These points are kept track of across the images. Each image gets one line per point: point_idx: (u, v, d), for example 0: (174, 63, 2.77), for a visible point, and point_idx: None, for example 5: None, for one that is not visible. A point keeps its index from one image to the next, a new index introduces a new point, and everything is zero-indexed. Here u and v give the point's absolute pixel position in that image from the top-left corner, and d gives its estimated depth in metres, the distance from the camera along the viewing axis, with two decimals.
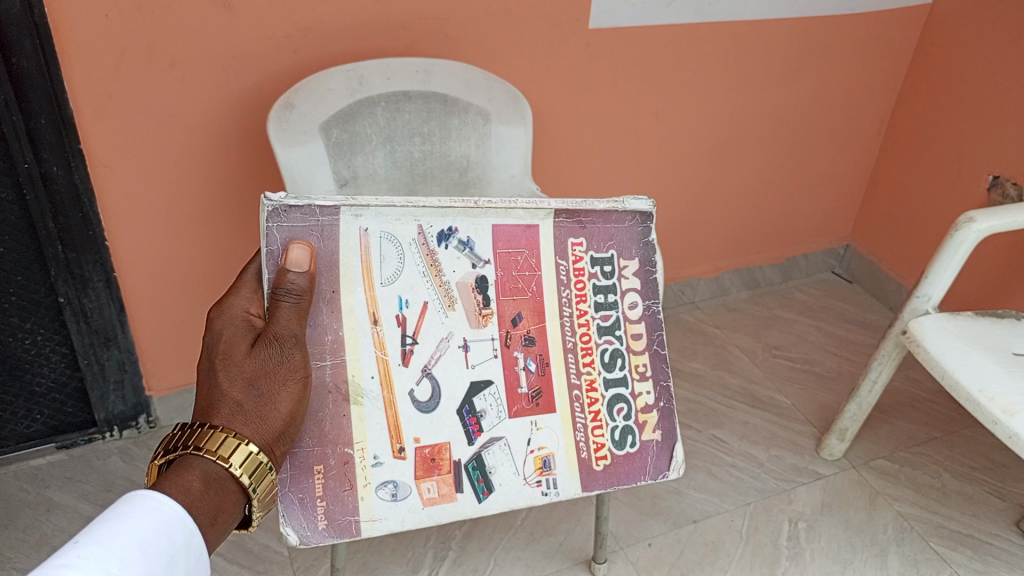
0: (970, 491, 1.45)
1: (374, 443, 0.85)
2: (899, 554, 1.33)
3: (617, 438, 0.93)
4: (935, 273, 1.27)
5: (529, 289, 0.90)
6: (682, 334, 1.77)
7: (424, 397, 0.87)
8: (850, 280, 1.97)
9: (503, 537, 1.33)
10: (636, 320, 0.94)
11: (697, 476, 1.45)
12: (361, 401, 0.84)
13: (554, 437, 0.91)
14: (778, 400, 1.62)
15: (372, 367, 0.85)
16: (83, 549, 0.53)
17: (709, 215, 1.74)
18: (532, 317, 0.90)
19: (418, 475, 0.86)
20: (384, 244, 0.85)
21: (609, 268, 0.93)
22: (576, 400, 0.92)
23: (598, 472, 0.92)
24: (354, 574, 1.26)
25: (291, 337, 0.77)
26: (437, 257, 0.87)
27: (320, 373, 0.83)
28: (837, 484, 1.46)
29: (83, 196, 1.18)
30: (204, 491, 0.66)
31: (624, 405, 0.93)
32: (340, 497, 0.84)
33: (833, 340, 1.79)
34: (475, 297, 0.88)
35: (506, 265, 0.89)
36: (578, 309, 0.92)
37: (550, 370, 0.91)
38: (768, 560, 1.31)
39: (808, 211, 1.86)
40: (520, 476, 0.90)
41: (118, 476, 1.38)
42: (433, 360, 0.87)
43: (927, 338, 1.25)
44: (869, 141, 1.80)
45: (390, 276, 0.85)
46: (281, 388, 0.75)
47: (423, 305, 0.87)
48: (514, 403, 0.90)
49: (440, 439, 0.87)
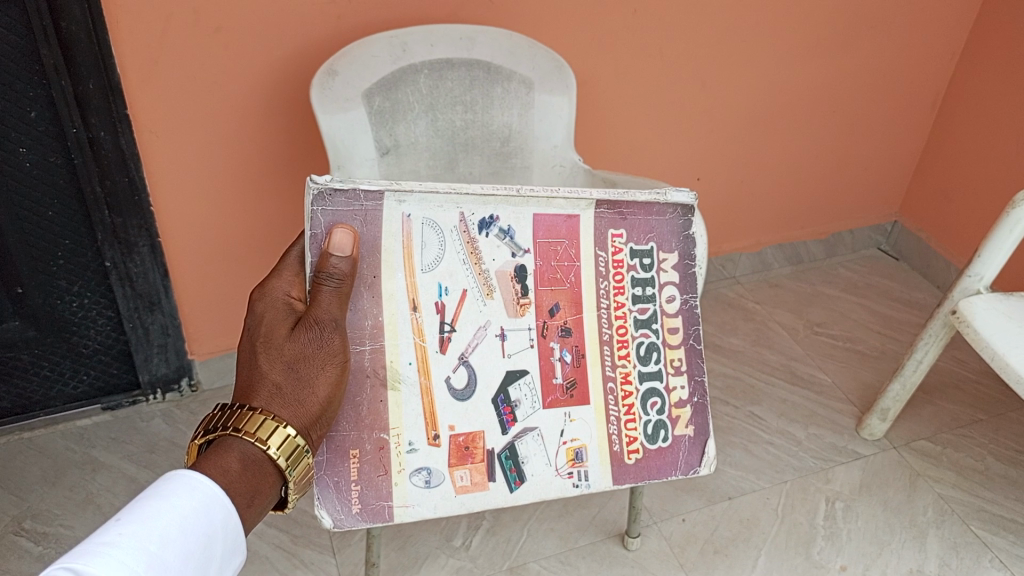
0: (1014, 475, 1.42)
1: (409, 429, 0.85)
2: (938, 536, 1.31)
3: (649, 432, 0.92)
4: (989, 253, 1.23)
5: (567, 280, 0.89)
6: (721, 309, 1.75)
7: (460, 385, 0.87)
8: (897, 258, 1.92)
9: (536, 509, 1.33)
10: (673, 314, 0.93)
11: (734, 453, 1.44)
12: (398, 387, 0.85)
13: (588, 429, 0.90)
14: (818, 378, 1.60)
15: (410, 353, 0.85)
16: (124, 527, 0.56)
17: (753, 188, 1.70)
18: (569, 308, 0.89)
19: (451, 463, 0.86)
20: (426, 229, 0.84)
21: (648, 261, 0.91)
22: (610, 392, 0.91)
23: (630, 466, 0.92)
24: (389, 540, 1.27)
25: (332, 321, 0.78)
26: (478, 245, 0.86)
27: (359, 360, 0.83)
28: (877, 464, 1.43)
29: (129, 160, 1.19)
30: (242, 472, 0.67)
31: (658, 399, 0.92)
32: (374, 482, 0.84)
33: (877, 318, 1.75)
34: (514, 286, 0.88)
35: (545, 255, 0.88)
36: (615, 300, 0.91)
37: (586, 362, 0.90)
38: (804, 539, 1.30)
39: (855, 185, 1.80)
40: (552, 467, 0.90)
41: (160, 437, 1.41)
42: (470, 348, 0.87)
43: (977, 318, 1.21)
44: (923, 114, 1.74)
45: (430, 263, 0.85)
46: (320, 371, 0.76)
47: (462, 292, 0.86)
48: (548, 394, 0.89)
49: (474, 428, 0.87)
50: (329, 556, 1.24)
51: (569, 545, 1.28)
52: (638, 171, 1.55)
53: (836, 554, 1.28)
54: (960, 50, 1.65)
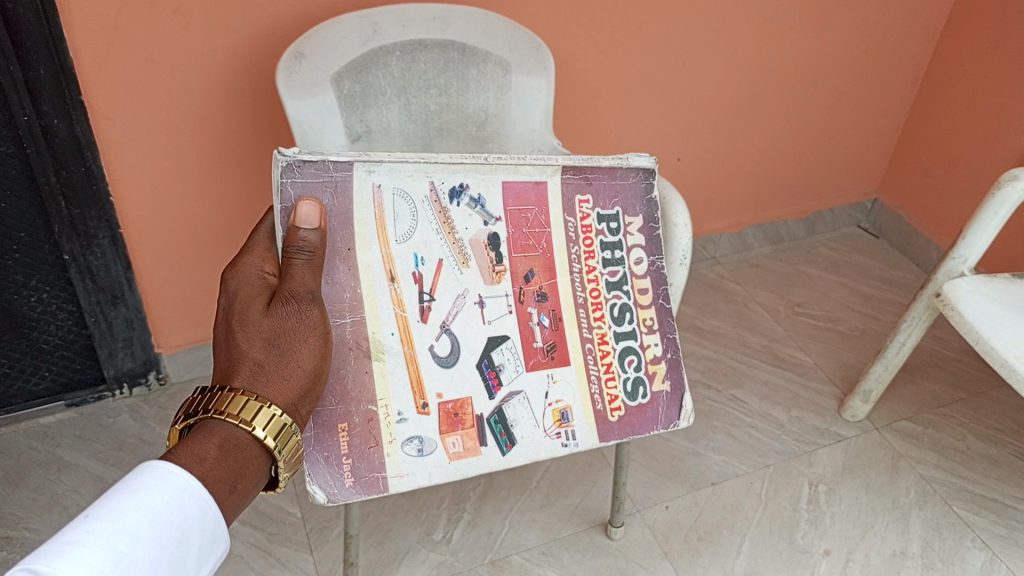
0: (995, 454, 1.42)
1: (397, 399, 0.82)
2: (920, 518, 1.31)
3: (629, 389, 0.90)
4: (973, 235, 1.21)
5: (540, 246, 0.87)
6: (702, 290, 1.72)
7: (444, 352, 0.84)
8: (877, 235, 1.91)
9: (517, 500, 1.31)
10: (642, 275, 0.89)
11: (716, 438, 1.43)
12: (382, 357, 0.82)
13: (571, 390, 0.88)
14: (800, 359, 1.58)
15: (392, 324, 0.82)
16: (91, 524, 0.53)
17: (734, 167, 1.67)
18: (544, 273, 0.87)
19: (441, 430, 0.84)
20: (397, 200, 0.82)
21: (615, 224, 0.88)
22: (589, 353, 0.88)
23: (613, 423, 0.89)
24: (367, 536, 1.25)
25: (309, 295, 0.75)
26: (450, 214, 0.83)
27: (340, 332, 0.80)
28: (859, 446, 1.42)
29: (86, 148, 1.13)
30: (223, 458, 0.64)
31: (634, 357, 0.90)
32: (366, 454, 0.81)
33: (858, 297, 1.73)
34: (489, 254, 0.85)
35: (517, 222, 0.86)
36: (586, 264, 0.88)
37: (563, 326, 0.88)
38: (788, 524, 1.30)
39: (837, 162, 1.78)
40: (540, 429, 0.87)
41: (128, 434, 1.37)
42: (451, 316, 0.84)
43: (962, 302, 1.19)
44: (905, 89, 1.71)
45: (404, 233, 0.82)
46: (301, 344, 0.73)
47: (438, 262, 0.84)
48: (530, 357, 0.87)
49: (462, 394, 0.85)
50: (306, 554, 1.21)
51: (551, 536, 1.26)
52: (618, 153, 1.51)
53: (820, 539, 1.28)
54: (942, 25, 1.62)
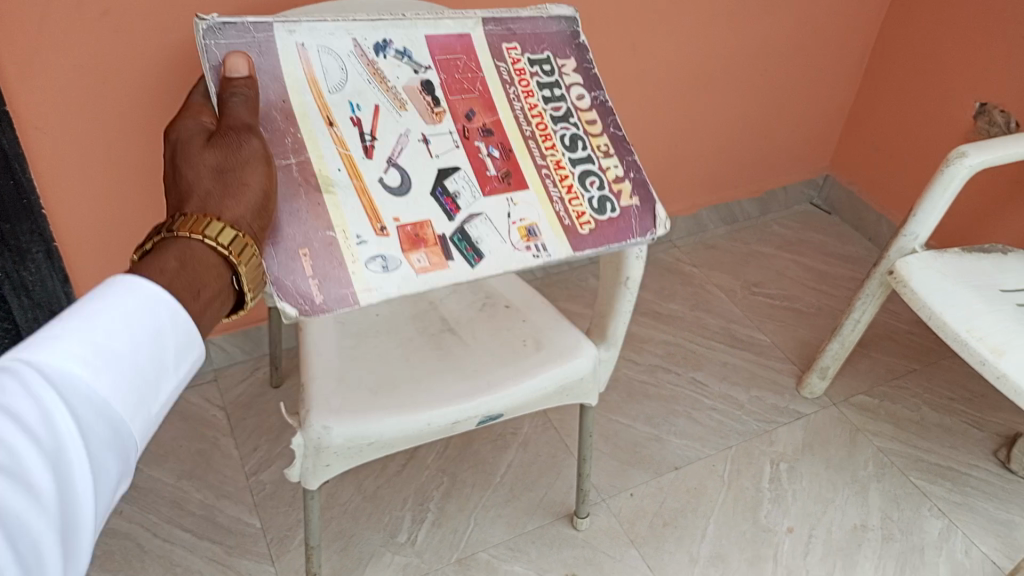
0: (949, 423, 1.44)
1: (354, 224, 0.75)
2: (879, 490, 1.33)
3: (595, 206, 0.84)
4: (923, 211, 1.23)
5: (475, 88, 0.85)
6: (658, 274, 1.72)
7: (396, 183, 0.78)
8: (829, 210, 1.92)
9: (482, 496, 1.30)
10: (587, 109, 0.88)
11: (678, 422, 1.43)
12: (332, 191, 0.75)
13: (534, 209, 0.82)
14: (758, 339, 1.59)
15: (337, 161, 0.77)
16: (65, 326, 0.48)
17: (686, 149, 1.66)
18: (485, 111, 0.84)
19: (404, 249, 0.76)
20: (323, 56, 0.80)
21: (548, 68, 0.88)
22: (547, 176, 0.83)
23: (586, 235, 0.82)
24: (330, 542, 1.22)
25: (244, 128, 0.70)
26: (378, 67, 0.82)
27: (285, 169, 0.75)
28: (818, 422, 1.44)
29: (14, 159, 1.06)
30: (181, 268, 0.58)
31: (595, 178, 0.85)
32: (334, 274, 0.73)
33: (812, 274, 1.75)
34: (425, 99, 0.82)
35: (447, 69, 0.84)
36: (527, 102, 0.86)
37: (515, 155, 0.83)
38: (750, 504, 1.30)
39: (787, 140, 1.79)
40: (509, 245, 0.79)
41: None
42: (397, 152, 0.79)
43: (914, 278, 1.20)
44: (852, 66, 1.72)
45: (336, 83, 0.80)
46: (249, 165, 0.68)
47: (375, 107, 0.80)
48: (485, 183, 0.81)
49: (421, 216, 0.77)
50: (268, 565, 1.19)
51: (517, 531, 1.25)
52: None
53: (782, 517, 1.29)
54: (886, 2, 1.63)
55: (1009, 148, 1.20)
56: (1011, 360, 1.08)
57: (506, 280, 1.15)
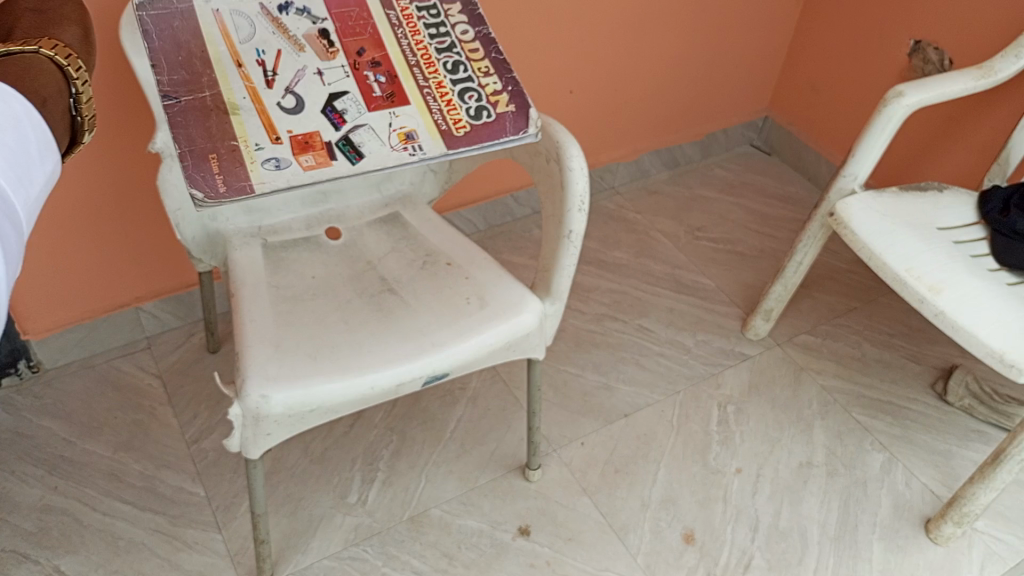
0: (888, 358, 1.48)
1: (253, 135, 0.80)
2: (823, 427, 1.35)
3: (472, 113, 0.84)
4: (863, 150, 1.23)
5: (367, 31, 0.89)
6: (603, 222, 1.71)
7: (291, 106, 0.83)
8: (770, 152, 1.92)
9: (432, 452, 1.29)
10: (471, 41, 0.90)
11: (627, 369, 1.43)
12: (237, 112, 0.82)
13: (414, 118, 0.83)
14: (702, 283, 1.60)
15: (242, 91, 0.83)
16: None
17: (627, 94, 1.64)
18: (375, 48, 0.88)
19: (295, 153, 0.79)
20: (235, 16, 0.89)
21: (434, 11, 0.92)
22: (427, 94, 0.85)
23: (461, 135, 0.82)
24: (277, 507, 1.20)
25: (75, 3, 0.69)
26: (282, 20, 0.89)
27: (200, 101, 0.82)
28: (763, 364, 1.46)
29: None
30: (20, 75, 0.57)
31: (474, 92, 0.86)
32: (235, 171, 0.77)
33: (754, 217, 1.75)
34: (321, 42, 0.88)
35: (342, 18, 0.90)
36: (414, 39, 0.90)
37: (400, 79, 0.86)
38: (699, 447, 1.32)
39: (727, 83, 1.77)
40: (387, 146, 0.81)
41: (3, 428, 1.26)
42: (294, 82, 0.85)
43: (854, 220, 1.21)
44: (789, 7, 1.71)
45: (245, 36, 0.87)
46: (65, 24, 0.66)
47: (277, 51, 0.87)
48: (370, 102, 0.84)
49: (311, 129, 0.81)
50: (215, 533, 1.16)
51: (469, 485, 1.24)
52: None
53: (731, 458, 1.30)
54: None
55: (946, 86, 1.21)
56: (948, 299, 1.10)
57: (445, 235, 1.12)
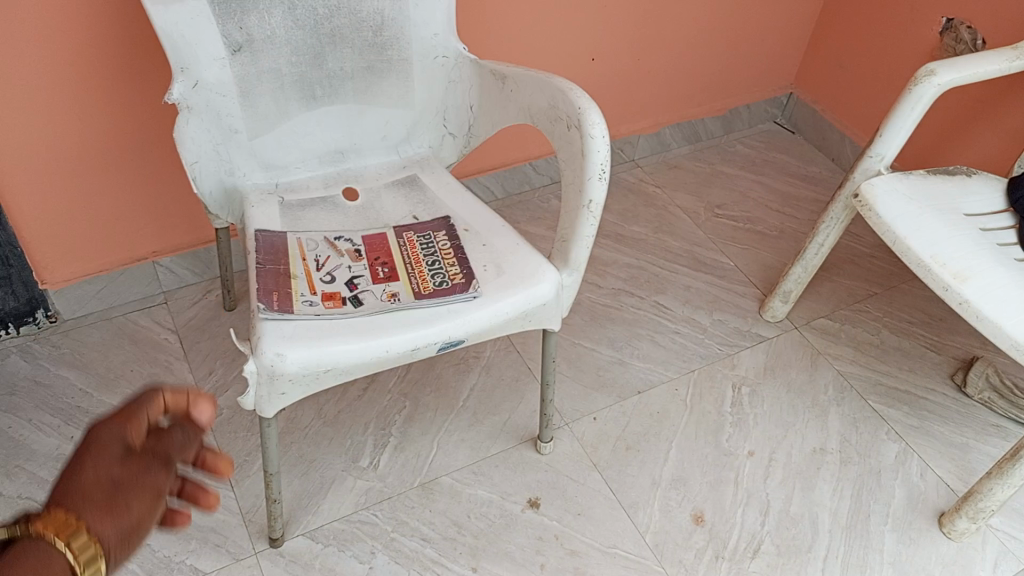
0: (907, 346, 1.46)
1: (300, 287, 0.94)
2: (839, 413, 1.35)
3: (437, 284, 0.96)
4: (889, 131, 1.20)
5: (383, 244, 1.01)
6: (623, 196, 1.69)
7: (327, 281, 0.95)
8: (794, 131, 1.89)
9: (445, 420, 1.29)
10: (453, 248, 1.01)
11: (641, 345, 1.42)
12: (296, 276, 0.95)
13: (397, 284, 0.96)
14: (721, 262, 1.58)
15: (298, 267, 0.97)
16: None
17: (651, 64, 1.61)
18: (388, 254, 1.00)
19: (323, 301, 0.92)
20: (305, 237, 1.01)
21: (432, 235, 1.03)
22: (411, 271, 0.98)
23: (426, 296, 0.94)
24: (289, 468, 1.20)
25: (165, 458, 0.56)
26: (338, 245, 1.01)
27: (274, 267, 0.96)
28: (779, 346, 1.45)
29: None
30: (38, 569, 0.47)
31: (441, 272, 0.97)
32: (287, 305, 0.91)
33: (777, 197, 1.73)
34: (351, 246, 1.01)
35: (375, 244, 1.02)
36: (411, 246, 1.01)
37: (398, 270, 0.98)
38: (712, 427, 1.31)
39: (753, 57, 1.74)
40: (374, 300, 0.93)
41: (20, 377, 1.27)
42: (334, 267, 0.97)
43: (879, 202, 1.19)
44: None
45: (311, 244, 1.01)
46: (125, 508, 0.52)
47: (327, 255, 0.99)
48: (374, 278, 0.96)
49: (336, 290, 0.94)
50: (227, 491, 1.16)
51: (481, 454, 1.25)
52: (528, 51, 1.43)
53: (743, 440, 1.30)
54: None
55: (980, 66, 1.17)
56: (973, 287, 1.08)
57: (462, 200, 1.09)
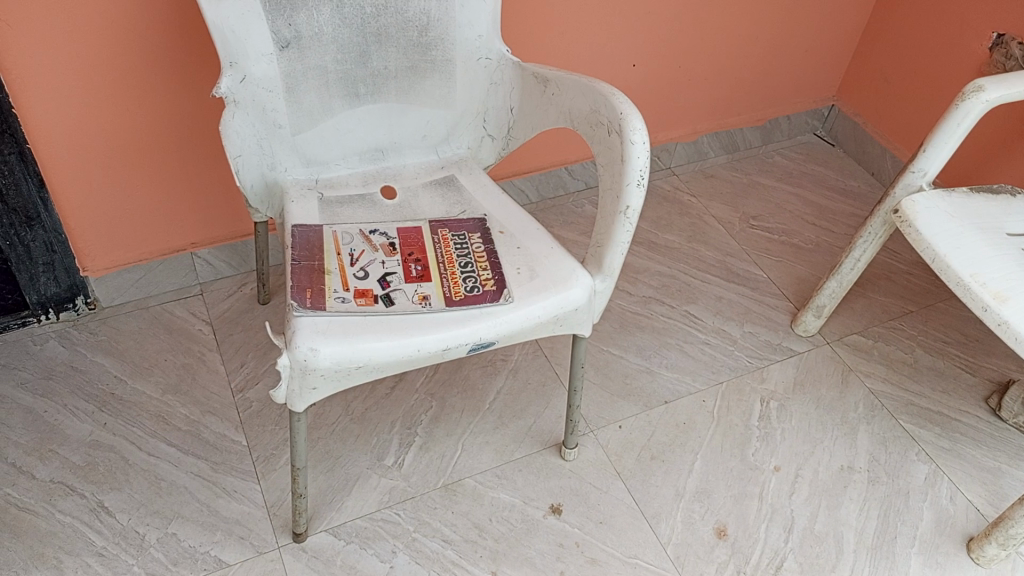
0: (942, 367, 1.44)
1: (333, 283, 0.94)
2: (868, 432, 1.33)
3: (468, 288, 0.96)
4: (934, 146, 1.18)
5: (417, 242, 1.02)
6: (657, 203, 1.68)
7: (360, 277, 0.96)
8: (834, 143, 1.87)
9: (470, 422, 1.29)
10: (487, 251, 1.01)
11: (670, 355, 1.41)
12: (330, 272, 0.96)
13: (429, 285, 0.96)
14: (754, 273, 1.57)
15: (333, 263, 0.97)
16: None
17: (691, 71, 1.60)
18: (420, 252, 1.00)
19: (356, 299, 0.93)
20: (341, 230, 1.02)
21: (466, 235, 1.03)
22: (443, 271, 0.98)
23: (457, 300, 0.94)
24: (314, 464, 1.21)
25: None
26: (372, 238, 1.02)
27: (310, 264, 0.96)
28: (810, 361, 1.43)
29: None
30: None
31: (473, 275, 0.97)
32: (321, 300, 0.91)
33: (813, 209, 1.71)
34: (386, 241, 1.01)
35: (408, 239, 1.02)
36: (444, 242, 1.02)
37: (430, 269, 0.98)
38: (739, 441, 1.30)
39: (795, 67, 1.72)
40: (406, 300, 0.93)
41: (58, 362, 1.30)
42: (368, 264, 0.98)
43: (919, 219, 1.17)
44: None
45: (346, 238, 1.01)
46: None
47: (361, 249, 1.00)
48: (406, 276, 0.97)
49: (369, 287, 0.94)
50: (253, 483, 1.18)
51: (504, 458, 1.25)
52: (569, 55, 1.43)
53: (770, 456, 1.29)
54: None
55: None
56: (1013, 308, 1.06)
57: (496, 204, 1.09)
